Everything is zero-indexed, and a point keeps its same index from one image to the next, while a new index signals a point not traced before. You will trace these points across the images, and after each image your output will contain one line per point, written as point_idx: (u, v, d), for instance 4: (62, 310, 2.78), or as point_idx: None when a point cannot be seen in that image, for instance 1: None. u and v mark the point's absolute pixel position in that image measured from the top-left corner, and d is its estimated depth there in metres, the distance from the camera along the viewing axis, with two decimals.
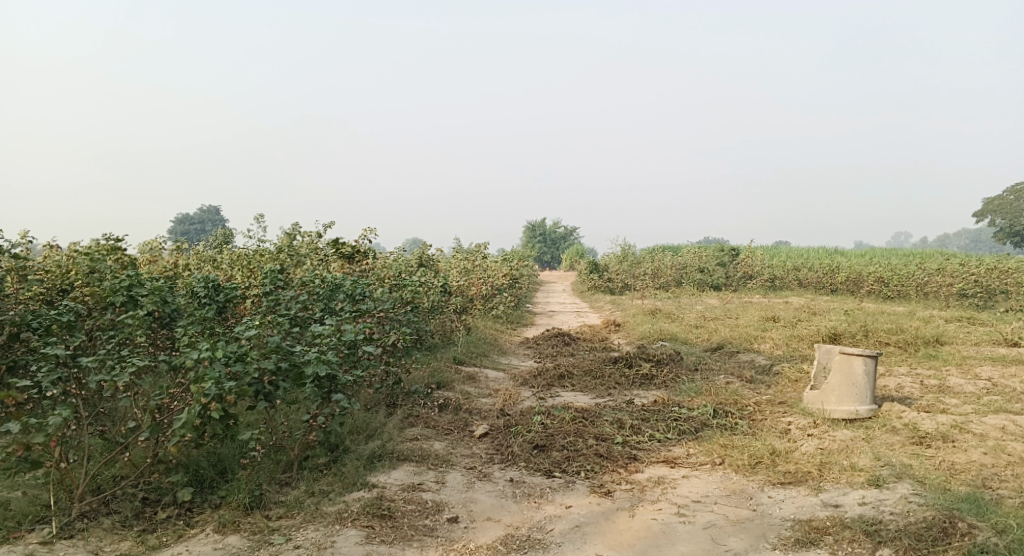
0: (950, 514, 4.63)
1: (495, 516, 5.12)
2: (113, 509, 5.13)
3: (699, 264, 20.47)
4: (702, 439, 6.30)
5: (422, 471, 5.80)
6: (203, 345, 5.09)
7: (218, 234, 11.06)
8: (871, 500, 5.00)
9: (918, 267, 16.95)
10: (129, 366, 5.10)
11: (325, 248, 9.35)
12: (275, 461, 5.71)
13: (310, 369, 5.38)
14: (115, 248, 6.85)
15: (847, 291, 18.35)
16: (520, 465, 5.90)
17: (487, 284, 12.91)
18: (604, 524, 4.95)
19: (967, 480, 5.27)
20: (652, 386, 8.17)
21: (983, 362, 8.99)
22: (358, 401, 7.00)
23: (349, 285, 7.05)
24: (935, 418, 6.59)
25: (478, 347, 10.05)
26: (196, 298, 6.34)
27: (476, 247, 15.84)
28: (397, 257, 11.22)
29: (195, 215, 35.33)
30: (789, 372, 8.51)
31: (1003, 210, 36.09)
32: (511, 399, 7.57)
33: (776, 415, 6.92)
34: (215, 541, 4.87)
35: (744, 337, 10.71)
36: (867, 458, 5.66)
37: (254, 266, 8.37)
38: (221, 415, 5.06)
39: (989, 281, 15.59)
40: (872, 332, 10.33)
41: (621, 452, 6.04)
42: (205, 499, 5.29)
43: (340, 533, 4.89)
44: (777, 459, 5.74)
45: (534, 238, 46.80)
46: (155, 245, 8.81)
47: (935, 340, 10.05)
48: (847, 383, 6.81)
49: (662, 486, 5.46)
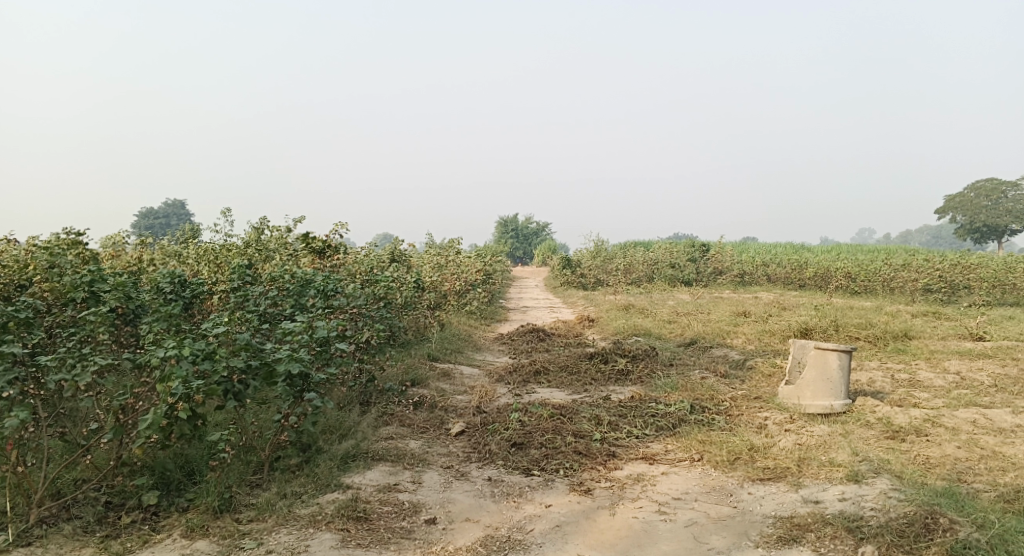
0: (931, 509, 4.63)
1: (473, 517, 5.03)
2: (74, 513, 4.95)
3: (670, 260, 20.54)
4: (680, 435, 6.27)
5: (398, 471, 5.68)
6: (169, 342, 4.92)
7: (185, 229, 10.80)
8: (851, 495, 5.00)
9: (884, 263, 17.13)
10: (91, 365, 4.93)
11: (294, 243, 9.18)
12: (246, 462, 5.56)
13: (282, 366, 5.23)
14: (76, 242, 6.63)
15: (815, 287, 18.53)
16: (498, 464, 5.81)
17: (460, 279, 12.79)
18: (585, 523, 4.88)
19: (943, 474, 5.29)
20: (628, 381, 8.14)
21: (951, 357, 9.08)
22: (331, 399, 6.86)
23: (321, 280, 6.91)
24: (908, 412, 6.62)
25: (452, 343, 9.95)
26: (161, 294, 6.17)
27: (448, 242, 15.71)
28: (369, 253, 11.06)
29: (159, 209, 34.56)
30: (764, 367, 8.52)
31: (963, 207, 36.72)
32: (487, 396, 7.47)
33: (752, 410, 6.91)
34: (183, 546, 4.71)
35: (717, 332, 10.73)
36: (845, 454, 5.65)
37: (221, 260, 8.16)
38: (189, 415, 4.91)
39: (953, 277, 15.79)
40: (843, 327, 10.40)
41: (600, 449, 5.98)
42: (171, 502, 5.14)
43: (314, 537, 4.76)
44: (755, 455, 5.72)
45: (505, 234, 46.70)
46: (118, 240, 8.59)
47: (903, 335, 10.15)
48: (822, 378, 6.81)
49: (642, 483, 5.41)
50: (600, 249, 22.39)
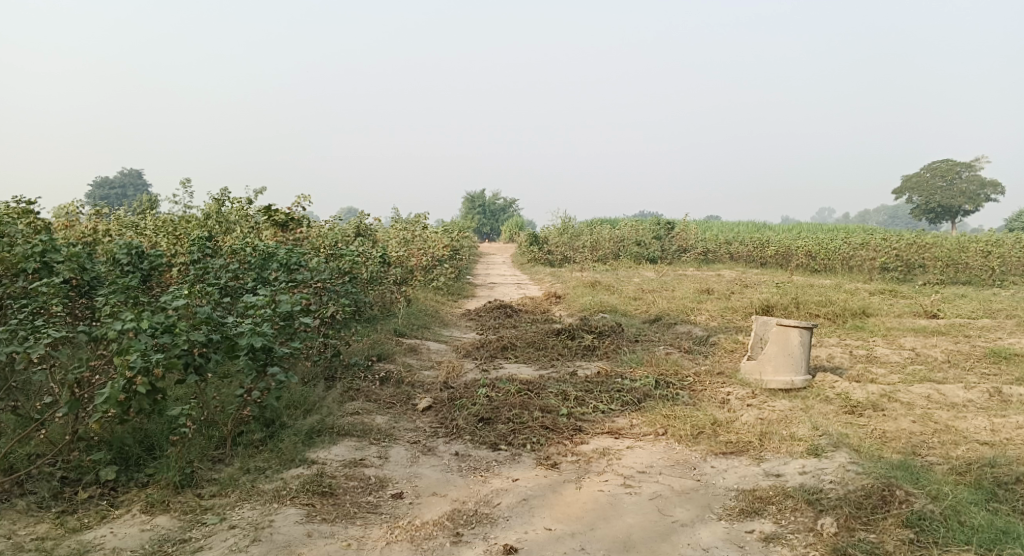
0: (888, 482, 4.76)
1: (440, 491, 5.04)
2: (29, 489, 4.87)
3: (636, 237, 20.67)
4: (645, 410, 6.35)
5: (364, 446, 5.67)
6: (127, 315, 4.85)
7: (142, 200, 10.59)
8: (811, 468, 5.12)
9: (843, 241, 17.42)
10: (44, 337, 4.83)
11: (256, 215, 9.05)
12: (208, 437, 5.51)
13: (243, 340, 5.17)
14: (28, 211, 6.47)
15: (777, 265, 18.81)
16: (464, 439, 5.83)
17: (427, 255, 12.74)
18: (551, 497, 4.93)
19: (899, 447, 5.44)
20: (594, 357, 8.21)
21: (907, 334, 9.30)
22: (295, 373, 6.81)
23: (284, 254, 6.84)
24: (866, 387, 6.78)
25: (419, 319, 9.92)
26: (117, 266, 6.06)
27: (414, 217, 15.60)
28: (334, 227, 10.94)
29: (116, 179, 33.68)
30: (727, 343, 8.66)
31: (919, 188, 37.39)
32: (454, 371, 7.48)
33: (716, 385, 7.02)
34: (143, 522, 4.66)
35: (681, 309, 10.86)
36: (806, 428, 5.78)
37: (180, 232, 8.00)
38: (149, 390, 4.83)
39: (909, 256, 16.09)
40: (803, 304, 10.58)
41: (566, 423, 6.04)
42: (131, 477, 5.08)
43: (278, 512, 4.73)
44: (718, 429, 5.82)
45: (472, 210, 46.52)
46: (72, 209, 8.38)
47: (861, 312, 10.36)
48: (783, 353, 6.93)
49: (607, 457, 5.47)
50: (567, 226, 22.43)
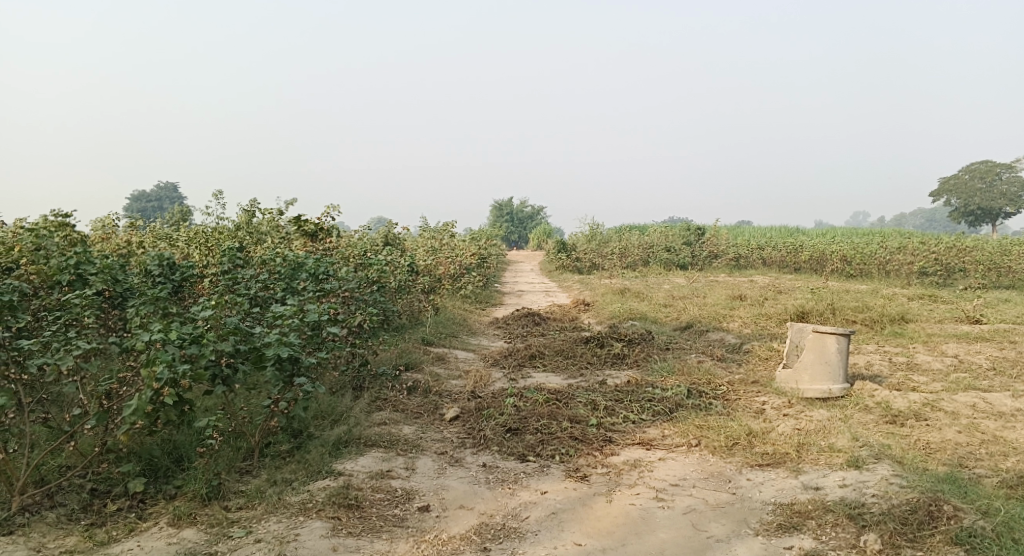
0: (934, 496, 4.56)
1: (467, 504, 4.94)
2: (58, 501, 4.86)
3: (666, 243, 20.46)
4: (677, 420, 6.19)
5: (391, 457, 5.59)
6: (154, 326, 4.82)
7: (175, 211, 10.65)
8: (852, 482, 4.92)
9: (880, 245, 17.04)
10: (75, 349, 4.83)
11: (287, 226, 9.08)
12: (235, 448, 5.46)
13: (271, 351, 5.12)
14: (64, 224, 6.54)
15: (811, 270, 18.45)
16: (492, 449, 5.73)
17: (455, 263, 12.69)
18: (581, 510, 4.80)
19: (944, 459, 5.23)
20: (624, 366, 8.05)
21: (949, 340, 9.00)
22: (323, 383, 6.77)
23: (312, 264, 6.79)
24: (907, 396, 6.55)
25: (447, 327, 9.86)
26: (150, 277, 6.10)
27: (443, 225, 15.56)
28: (363, 236, 10.92)
29: (152, 192, 34.16)
30: (761, 350, 8.45)
31: (958, 190, 36.62)
32: (482, 381, 7.39)
33: (750, 394, 6.83)
34: (169, 535, 4.62)
35: (713, 315, 10.65)
36: (845, 439, 5.58)
37: (212, 243, 8.01)
38: (176, 401, 4.78)
39: (949, 260, 15.69)
40: (839, 310, 10.31)
41: (596, 434, 5.90)
42: (159, 489, 5.04)
43: (304, 525, 4.66)
44: (753, 441, 5.64)
45: (501, 217, 46.51)
46: (108, 222, 8.49)
47: (900, 318, 10.08)
48: (820, 361, 6.73)
49: (639, 469, 5.33)
50: (595, 233, 22.27)
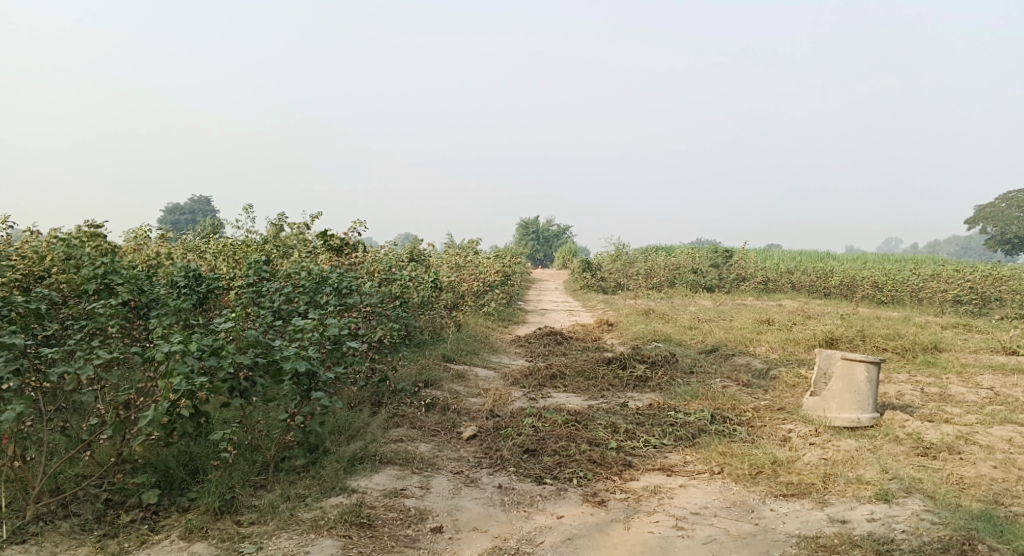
0: (968, 535, 4.38)
1: (481, 527, 4.84)
2: (72, 511, 4.83)
3: (693, 265, 20.25)
4: (699, 446, 6.03)
5: (406, 475, 5.50)
6: (175, 337, 4.78)
7: (206, 224, 10.72)
8: (881, 516, 4.74)
9: (912, 272, 16.72)
10: (95, 358, 4.79)
11: (314, 240, 9.09)
12: (251, 461, 5.42)
13: (289, 364, 5.07)
14: (95, 234, 6.59)
15: (841, 296, 18.12)
16: (509, 470, 5.62)
17: (479, 280, 12.62)
18: (597, 537, 4.67)
19: (979, 495, 5.02)
20: (646, 388, 7.91)
21: (984, 371, 8.73)
22: (341, 398, 6.70)
23: (336, 278, 6.74)
24: (939, 428, 6.33)
25: (469, 345, 9.78)
26: (175, 288, 6.09)
27: (467, 242, 15.49)
28: (388, 252, 10.90)
29: (185, 204, 34.47)
30: (787, 376, 8.25)
31: (995, 218, 35.92)
32: (501, 400, 7.29)
33: (776, 421, 6.66)
34: (180, 549, 4.56)
35: (740, 339, 10.45)
36: (874, 470, 5.40)
37: (239, 256, 8.03)
38: (192, 413, 4.73)
39: (984, 289, 15.39)
40: (870, 337, 10.06)
41: (616, 458, 5.77)
42: (173, 501, 5.00)
43: (315, 543, 4.58)
44: (778, 470, 5.47)
45: (528, 236, 46.46)
46: (140, 233, 8.55)
47: (933, 348, 9.81)
48: (849, 390, 6.54)
49: (658, 496, 5.19)
50: (620, 253, 22.09)
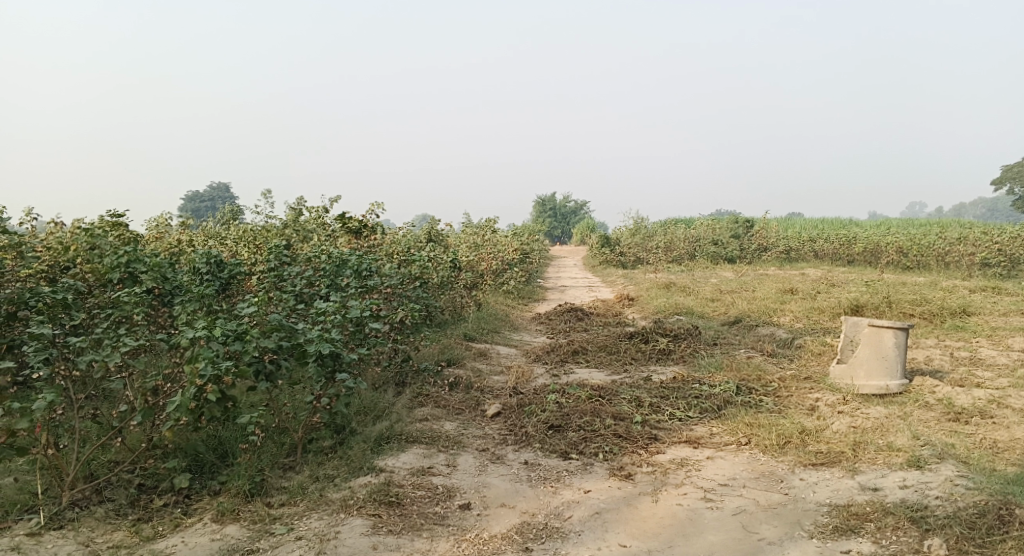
0: (1004, 500, 4.31)
1: (509, 503, 4.84)
2: (106, 496, 4.88)
3: (713, 236, 20.08)
4: (725, 418, 5.99)
5: (433, 453, 5.52)
6: (199, 323, 4.79)
7: (225, 210, 10.74)
8: (913, 483, 4.69)
9: (938, 236, 16.45)
10: (123, 346, 4.82)
11: (332, 223, 9.08)
12: (279, 444, 5.45)
13: (312, 347, 5.07)
14: (117, 224, 6.62)
15: (865, 262, 17.89)
16: (534, 447, 5.61)
17: (498, 258, 12.59)
18: (625, 510, 4.66)
19: (1013, 459, 4.95)
20: (670, 362, 7.86)
21: (1014, 334, 8.58)
22: (365, 379, 6.72)
23: (356, 260, 6.72)
24: (971, 392, 6.23)
25: (490, 323, 9.77)
26: (198, 275, 6.11)
27: (486, 222, 15.44)
28: (406, 233, 10.87)
29: (204, 192, 34.54)
30: (812, 345, 8.17)
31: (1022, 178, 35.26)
32: (523, 377, 7.28)
33: (802, 391, 6.59)
34: (213, 531, 4.60)
35: (763, 309, 10.35)
36: (904, 437, 5.34)
37: (259, 241, 8.04)
38: (219, 398, 4.75)
39: (1013, 250, 15.10)
40: (896, 303, 9.92)
41: (641, 432, 5.74)
42: (204, 485, 5.05)
43: (345, 523, 4.61)
44: (806, 439, 5.42)
45: (545, 213, 46.32)
46: (161, 221, 8.59)
47: (961, 311, 9.66)
48: (876, 356, 6.45)
49: (686, 469, 5.16)
50: (639, 227, 21.93)
